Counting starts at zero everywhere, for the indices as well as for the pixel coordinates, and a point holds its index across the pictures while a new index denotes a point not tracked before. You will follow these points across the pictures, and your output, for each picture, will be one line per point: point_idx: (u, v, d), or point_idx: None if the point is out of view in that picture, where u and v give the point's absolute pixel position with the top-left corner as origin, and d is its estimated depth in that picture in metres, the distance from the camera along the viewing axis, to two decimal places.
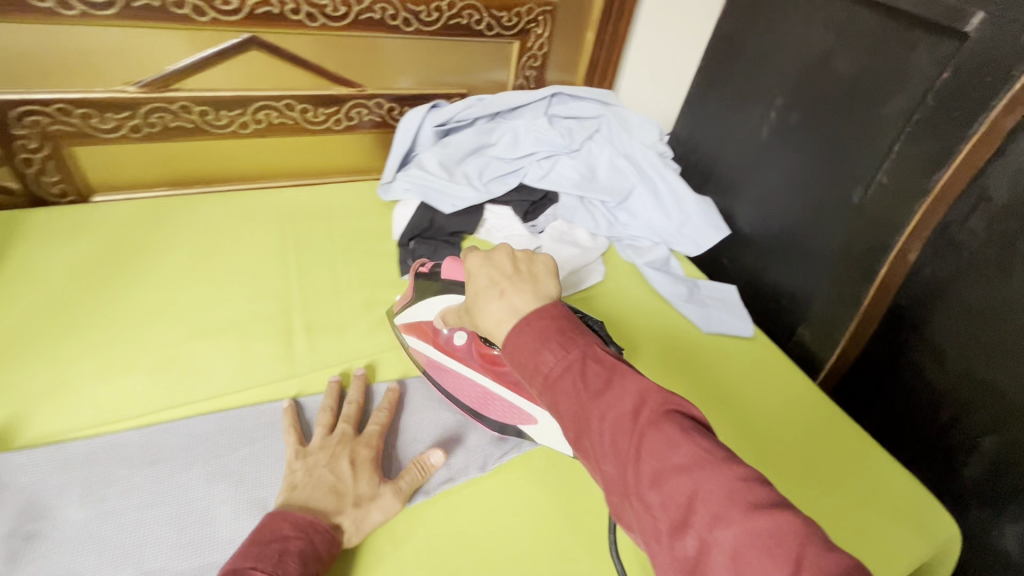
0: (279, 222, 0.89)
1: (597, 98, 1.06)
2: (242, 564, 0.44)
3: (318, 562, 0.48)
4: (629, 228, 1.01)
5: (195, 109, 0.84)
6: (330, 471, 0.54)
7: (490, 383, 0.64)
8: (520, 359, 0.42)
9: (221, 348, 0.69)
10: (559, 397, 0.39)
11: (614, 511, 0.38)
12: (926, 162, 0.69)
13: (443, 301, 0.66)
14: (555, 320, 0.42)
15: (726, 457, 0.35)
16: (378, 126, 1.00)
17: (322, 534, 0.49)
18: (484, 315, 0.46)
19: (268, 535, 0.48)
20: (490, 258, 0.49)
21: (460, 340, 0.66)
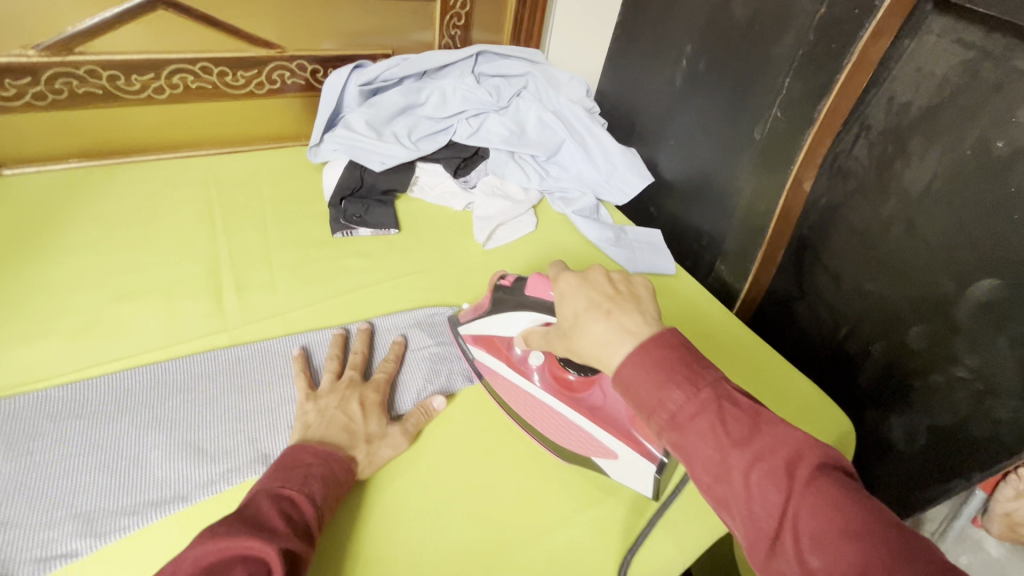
0: (205, 189, 0.88)
1: (523, 55, 1.08)
2: (272, 486, 0.47)
3: (337, 486, 0.51)
4: (559, 180, 1.04)
5: (103, 74, 0.82)
6: (342, 412, 0.58)
7: (562, 408, 0.61)
8: (642, 394, 0.43)
9: (148, 309, 0.69)
10: (694, 438, 0.40)
11: (760, 568, 0.38)
12: (811, 95, 0.75)
13: (525, 318, 0.64)
14: (678, 355, 0.44)
15: (889, 518, 0.35)
16: (303, 89, 0.99)
17: (341, 463, 0.53)
18: (587, 335, 0.48)
19: (291, 462, 0.51)
20: (586, 280, 0.53)
21: (535, 360, 0.64)
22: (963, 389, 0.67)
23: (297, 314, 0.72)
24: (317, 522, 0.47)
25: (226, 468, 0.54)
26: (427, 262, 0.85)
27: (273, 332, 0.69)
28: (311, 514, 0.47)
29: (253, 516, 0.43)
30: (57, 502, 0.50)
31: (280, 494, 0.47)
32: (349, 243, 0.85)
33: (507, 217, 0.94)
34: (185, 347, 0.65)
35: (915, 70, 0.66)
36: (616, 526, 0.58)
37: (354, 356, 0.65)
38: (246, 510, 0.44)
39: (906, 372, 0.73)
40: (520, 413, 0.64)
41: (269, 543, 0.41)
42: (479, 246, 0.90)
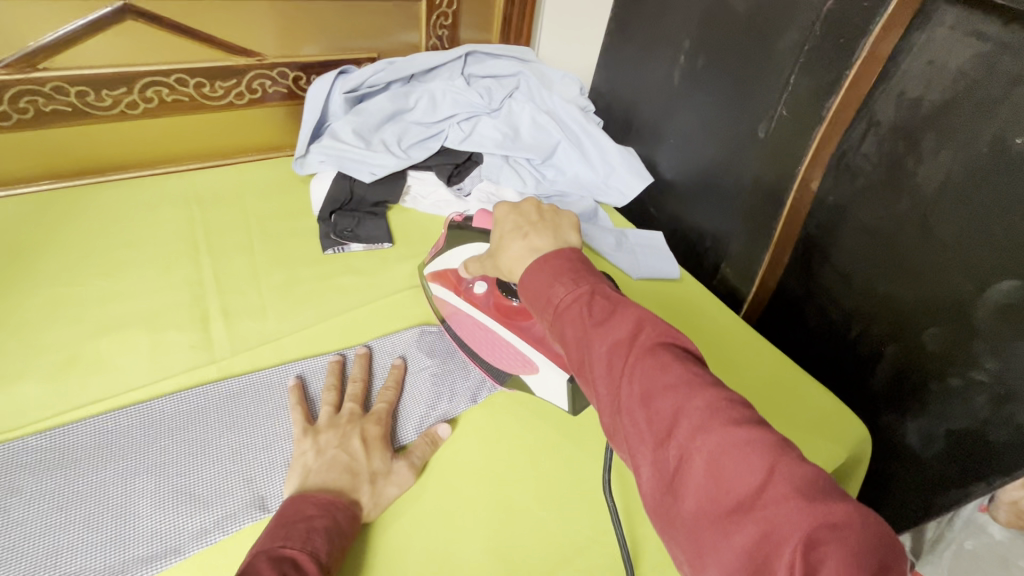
0: (186, 207, 0.84)
1: (513, 55, 1.04)
2: (273, 545, 0.45)
3: (343, 536, 0.49)
4: (556, 184, 1.00)
5: (71, 90, 0.77)
6: (343, 451, 0.55)
7: (496, 327, 0.66)
8: (534, 289, 0.46)
9: (131, 341, 0.65)
10: (566, 323, 0.43)
11: (607, 431, 0.42)
12: (819, 91, 0.72)
13: (471, 249, 0.71)
14: (569, 258, 0.47)
15: (712, 382, 0.38)
16: (286, 97, 0.95)
17: (344, 512, 0.50)
18: (507, 254, 0.52)
19: (293, 516, 0.48)
20: (517, 206, 0.55)
21: (478, 289, 0.69)
22: (981, 392, 0.65)
23: (291, 339, 0.68)
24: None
25: (219, 516, 0.51)
26: (423, 277, 0.81)
27: (266, 361, 0.66)
28: (316, 571, 0.45)
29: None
30: (38, 562, 0.46)
31: (281, 552, 0.44)
32: (341, 260, 0.81)
33: None
34: (171, 381, 0.61)
35: (926, 63, 0.63)
36: (635, 553, 0.56)
37: (354, 385, 0.62)
38: (246, 571, 0.42)
39: (922, 375, 0.71)
40: (463, 337, 0.69)
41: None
42: None
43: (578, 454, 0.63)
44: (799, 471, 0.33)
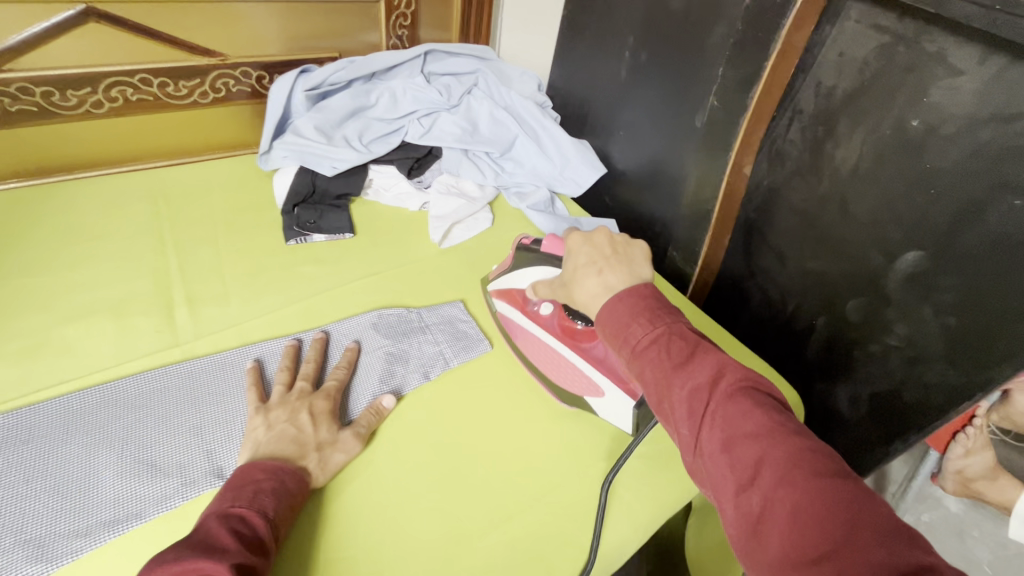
0: (152, 202, 0.87)
1: (472, 53, 1.09)
2: (221, 508, 0.48)
3: (292, 496, 0.53)
4: (515, 176, 1.05)
5: (36, 90, 0.80)
6: (291, 424, 0.58)
7: (564, 350, 0.68)
8: (613, 326, 0.49)
9: (97, 328, 0.68)
10: (645, 364, 0.46)
11: (689, 471, 0.45)
12: (743, 82, 0.77)
13: (536, 271, 0.71)
14: (647, 299, 0.50)
15: (796, 431, 0.40)
16: (250, 96, 0.98)
17: (292, 474, 0.53)
18: (583, 289, 0.55)
19: (242, 481, 0.52)
20: (588, 240, 0.59)
21: (546, 310, 0.71)
22: (895, 355, 0.71)
23: (252, 324, 0.71)
24: (271, 535, 0.49)
25: (177, 481, 0.55)
26: (383, 264, 0.85)
27: (228, 344, 0.69)
28: (265, 528, 0.48)
29: (203, 540, 0.44)
30: (5, 527, 0.49)
31: (230, 514, 0.48)
32: (304, 250, 0.85)
33: (462, 215, 0.94)
34: (136, 363, 0.65)
35: (837, 55, 0.68)
36: (574, 510, 0.60)
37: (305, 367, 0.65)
38: (196, 535, 0.45)
39: (847, 344, 0.77)
40: (533, 358, 0.71)
41: (218, 562, 0.42)
42: (435, 246, 0.91)
43: (524, 423, 0.67)
44: (881, 522, 0.35)
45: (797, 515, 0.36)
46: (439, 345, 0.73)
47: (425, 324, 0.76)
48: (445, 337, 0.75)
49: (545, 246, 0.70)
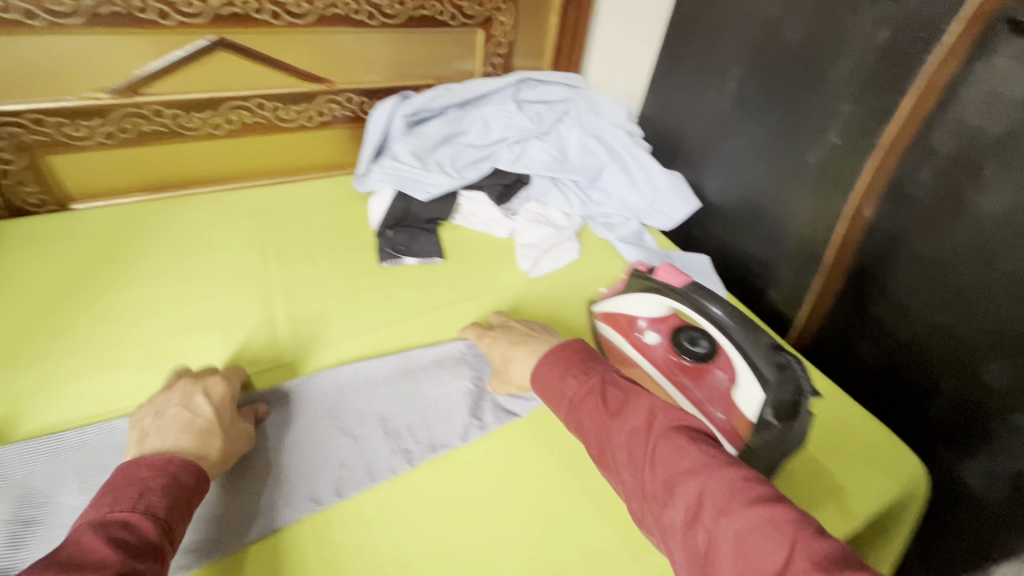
0: (258, 219, 0.91)
1: (564, 82, 1.08)
2: (98, 515, 0.42)
3: (184, 493, 0.47)
4: (602, 206, 1.03)
5: (167, 113, 0.86)
6: (183, 412, 0.54)
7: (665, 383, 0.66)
8: (549, 385, 0.56)
9: (208, 340, 0.71)
10: (584, 414, 0.51)
11: (636, 517, 0.47)
12: (870, 120, 0.72)
13: (649, 299, 0.68)
14: (578, 353, 0.57)
15: (726, 462, 0.44)
16: (350, 120, 1.02)
17: (181, 465, 0.48)
18: (518, 361, 0.63)
19: (122, 483, 0.46)
20: (505, 329, 0.70)
21: (651, 339, 0.69)
22: None
23: (348, 344, 0.73)
24: (164, 534, 0.43)
25: (284, 503, 0.56)
26: (471, 291, 0.85)
27: (326, 363, 0.70)
28: (158, 526, 0.43)
29: (76, 553, 0.39)
30: None
31: (110, 520, 0.42)
32: (395, 272, 0.86)
33: (551, 244, 0.93)
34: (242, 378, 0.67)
35: (987, 93, 0.62)
36: None
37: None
38: (64, 550, 0.39)
39: (985, 414, 0.69)
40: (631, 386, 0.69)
41: (100, 571, 0.37)
42: (523, 274, 0.90)
43: None
44: (816, 547, 0.38)
45: (738, 544, 0.39)
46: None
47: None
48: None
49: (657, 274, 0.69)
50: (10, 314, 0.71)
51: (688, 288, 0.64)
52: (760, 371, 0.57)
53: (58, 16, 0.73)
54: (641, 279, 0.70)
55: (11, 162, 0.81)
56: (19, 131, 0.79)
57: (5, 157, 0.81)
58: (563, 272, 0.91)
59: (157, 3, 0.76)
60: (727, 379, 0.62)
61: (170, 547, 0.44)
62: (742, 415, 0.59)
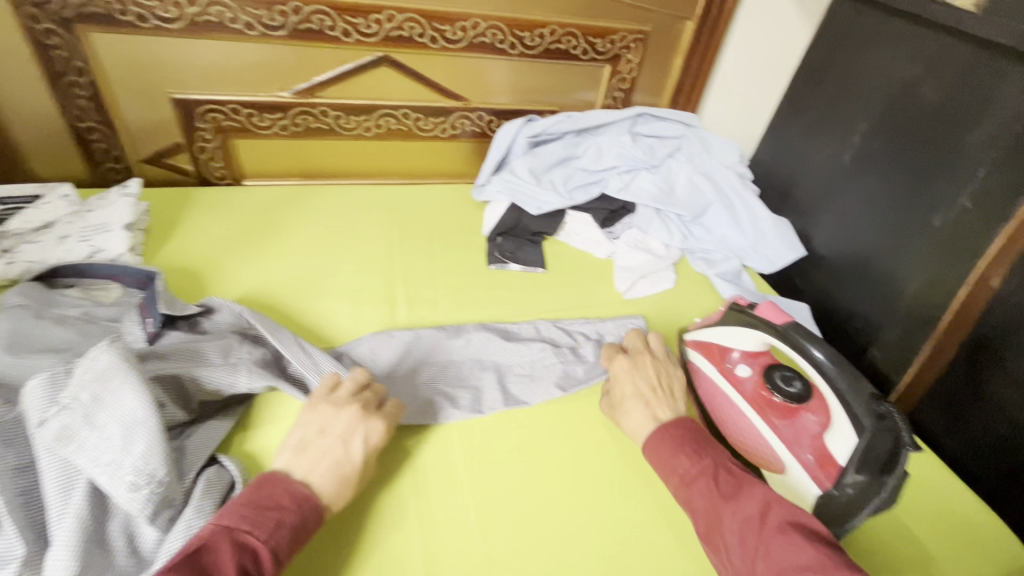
0: (387, 212, 1.03)
1: (680, 120, 1.12)
2: (234, 526, 0.47)
3: (306, 532, 0.50)
4: (702, 241, 1.05)
5: (332, 114, 1.01)
6: (341, 447, 0.55)
7: (753, 416, 0.66)
8: (660, 459, 0.58)
9: (339, 308, 0.82)
10: (695, 493, 0.54)
11: None
12: (1010, 189, 0.70)
13: (745, 333, 0.70)
14: (687, 431, 0.59)
15: (845, 563, 0.45)
16: (477, 135, 1.13)
17: (313, 506, 0.51)
18: (630, 416, 0.63)
19: (263, 500, 0.49)
20: (637, 367, 0.67)
21: (742, 372, 0.70)
22: None
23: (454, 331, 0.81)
24: (279, 565, 0.47)
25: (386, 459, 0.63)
26: (567, 302, 0.90)
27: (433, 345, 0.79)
28: (272, 567, 0.46)
29: (205, 559, 0.44)
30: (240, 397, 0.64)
31: (243, 542, 0.46)
32: (500, 275, 0.94)
33: (648, 270, 0.97)
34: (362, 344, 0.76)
35: None
36: None
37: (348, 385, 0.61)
38: (201, 548, 0.44)
39: None
40: (715, 413, 0.71)
41: None
42: (618, 294, 0.94)
43: None
44: None
45: None
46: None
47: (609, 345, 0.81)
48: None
49: (759, 310, 0.71)
50: (190, 261, 0.86)
51: (789, 329, 0.66)
52: (858, 418, 0.57)
53: (269, 28, 0.89)
54: (740, 311, 0.72)
55: (209, 140, 0.99)
56: (220, 116, 0.97)
57: (205, 137, 0.99)
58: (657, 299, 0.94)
59: (344, 23, 0.91)
60: (817, 422, 0.63)
61: (278, 570, 0.47)
62: (831, 459, 0.58)
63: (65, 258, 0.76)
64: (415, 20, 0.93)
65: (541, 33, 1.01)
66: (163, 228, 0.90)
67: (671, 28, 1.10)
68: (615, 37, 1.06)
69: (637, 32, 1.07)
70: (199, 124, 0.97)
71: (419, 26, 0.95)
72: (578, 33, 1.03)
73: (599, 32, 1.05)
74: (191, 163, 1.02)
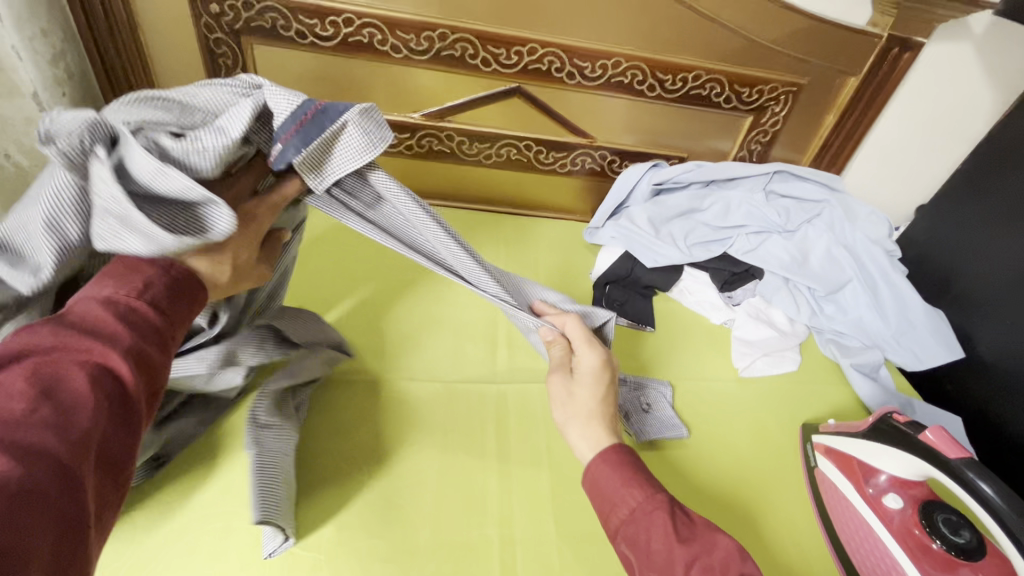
0: (495, 243, 1.01)
1: (824, 182, 1.00)
2: (99, 292, 0.40)
3: (192, 297, 0.45)
4: (834, 322, 0.93)
5: (456, 139, 1.01)
6: (221, 284, 0.54)
7: (904, 559, 0.58)
8: (606, 492, 0.53)
9: (440, 340, 0.80)
10: (647, 532, 0.50)
11: None
12: None
13: (898, 457, 0.60)
14: (634, 458, 0.55)
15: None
16: (596, 173, 1.09)
17: (190, 276, 0.46)
18: (584, 430, 0.58)
19: (129, 269, 0.43)
20: (597, 380, 0.62)
21: (890, 502, 0.61)
22: None
23: None
24: (168, 325, 0.43)
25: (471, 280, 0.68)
26: (678, 371, 0.83)
27: (532, 399, 0.74)
28: (161, 330, 0.42)
29: (78, 320, 0.38)
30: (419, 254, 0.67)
31: (113, 299, 0.40)
32: None
33: (772, 348, 0.87)
34: (458, 386, 0.74)
35: None
36: None
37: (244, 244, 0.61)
38: (68, 314, 0.39)
39: None
40: (844, 538, 0.61)
41: (105, 350, 0.38)
42: (734, 370, 0.85)
43: None
44: None
45: None
46: (638, 434, 0.69)
47: (626, 405, 0.73)
48: (647, 431, 0.70)
49: (921, 433, 0.60)
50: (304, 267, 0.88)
51: (962, 464, 0.55)
52: None
53: (414, 53, 0.90)
54: (895, 427, 0.62)
55: None
56: None
57: None
58: (778, 381, 0.84)
59: (486, 53, 0.90)
60: None
61: (172, 325, 0.43)
62: None
63: None
64: (555, 55, 0.91)
65: (684, 77, 0.95)
66: None
67: (829, 83, 1.00)
68: (765, 87, 0.98)
69: (791, 84, 0.98)
70: None
71: (559, 61, 0.92)
72: (725, 80, 0.96)
73: (748, 82, 0.97)
74: None
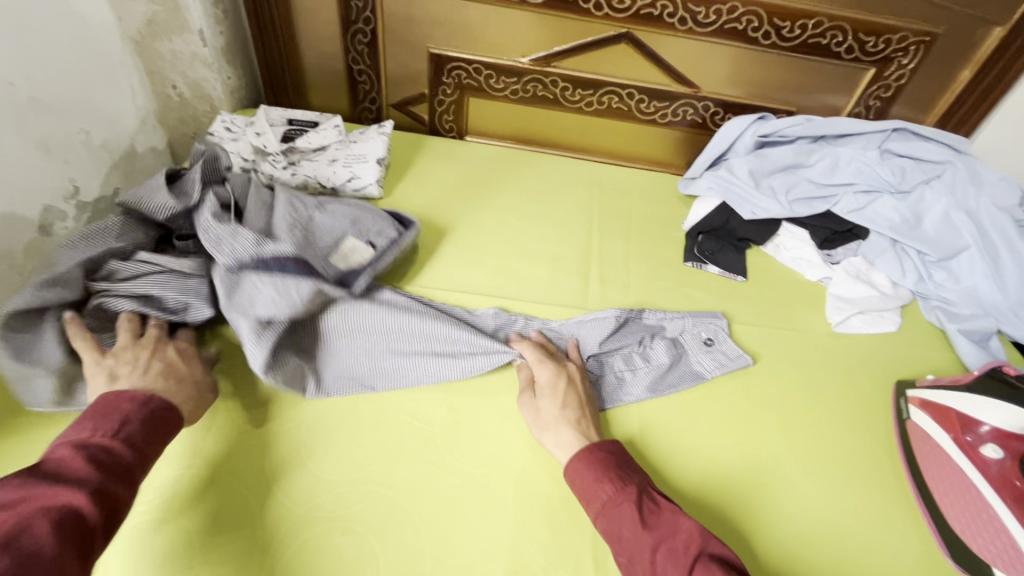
0: (589, 188, 1.04)
1: (949, 143, 0.94)
2: (79, 434, 0.47)
3: (152, 424, 0.51)
4: (944, 288, 0.89)
5: (560, 85, 1.04)
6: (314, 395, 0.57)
7: (998, 504, 0.59)
8: (582, 484, 0.55)
9: (537, 270, 0.86)
10: (614, 522, 0.51)
11: None
12: None
13: (1011, 412, 0.61)
14: (610, 453, 0.56)
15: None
16: (696, 125, 1.09)
17: (159, 405, 0.52)
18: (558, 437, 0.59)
19: (107, 408, 0.50)
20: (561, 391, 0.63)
21: (990, 452, 0.61)
22: None
23: None
24: (132, 466, 0.47)
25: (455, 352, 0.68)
26: (768, 319, 0.84)
27: None
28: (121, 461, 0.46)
29: (50, 468, 0.43)
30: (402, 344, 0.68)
31: (83, 441, 0.46)
32: (694, 273, 0.90)
33: (870, 306, 0.85)
34: (553, 308, 0.80)
35: None
36: None
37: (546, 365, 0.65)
38: (44, 464, 0.43)
39: None
40: (932, 484, 0.63)
41: (70, 492, 0.41)
42: (827, 325, 0.84)
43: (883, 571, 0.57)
44: None
45: None
46: (703, 374, 0.73)
47: (686, 346, 0.76)
48: (714, 368, 0.73)
49: None
50: (415, 196, 0.96)
51: None
52: None
53: None
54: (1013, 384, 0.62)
55: (449, 95, 1.10)
56: (463, 74, 1.06)
57: (447, 92, 1.09)
58: (872, 339, 0.83)
59: None
60: None
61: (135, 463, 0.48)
62: None
63: (332, 179, 0.91)
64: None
65: (803, 24, 0.92)
66: (399, 166, 1.03)
67: (969, 32, 0.92)
68: (893, 36, 0.92)
69: (923, 34, 0.92)
70: (444, 79, 1.07)
71: (672, 6, 0.92)
72: (849, 27, 0.92)
73: (875, 29, 0.92)
74: (428, 113, 1.14)
